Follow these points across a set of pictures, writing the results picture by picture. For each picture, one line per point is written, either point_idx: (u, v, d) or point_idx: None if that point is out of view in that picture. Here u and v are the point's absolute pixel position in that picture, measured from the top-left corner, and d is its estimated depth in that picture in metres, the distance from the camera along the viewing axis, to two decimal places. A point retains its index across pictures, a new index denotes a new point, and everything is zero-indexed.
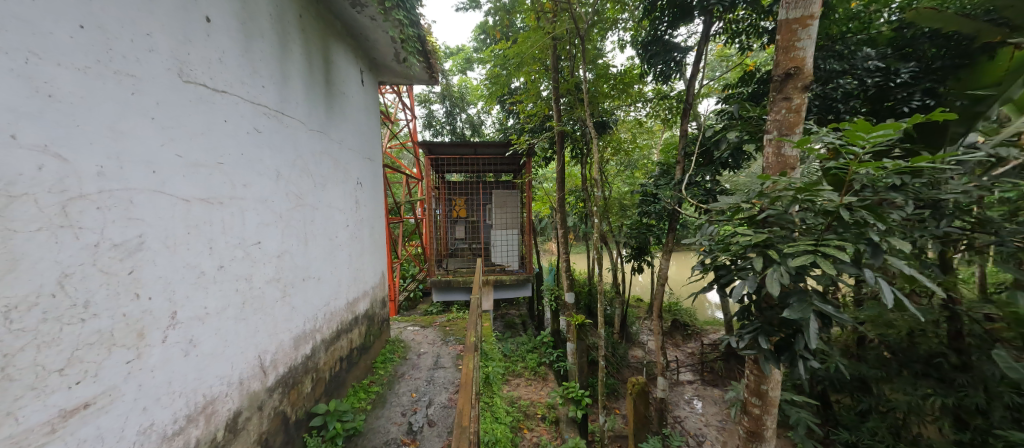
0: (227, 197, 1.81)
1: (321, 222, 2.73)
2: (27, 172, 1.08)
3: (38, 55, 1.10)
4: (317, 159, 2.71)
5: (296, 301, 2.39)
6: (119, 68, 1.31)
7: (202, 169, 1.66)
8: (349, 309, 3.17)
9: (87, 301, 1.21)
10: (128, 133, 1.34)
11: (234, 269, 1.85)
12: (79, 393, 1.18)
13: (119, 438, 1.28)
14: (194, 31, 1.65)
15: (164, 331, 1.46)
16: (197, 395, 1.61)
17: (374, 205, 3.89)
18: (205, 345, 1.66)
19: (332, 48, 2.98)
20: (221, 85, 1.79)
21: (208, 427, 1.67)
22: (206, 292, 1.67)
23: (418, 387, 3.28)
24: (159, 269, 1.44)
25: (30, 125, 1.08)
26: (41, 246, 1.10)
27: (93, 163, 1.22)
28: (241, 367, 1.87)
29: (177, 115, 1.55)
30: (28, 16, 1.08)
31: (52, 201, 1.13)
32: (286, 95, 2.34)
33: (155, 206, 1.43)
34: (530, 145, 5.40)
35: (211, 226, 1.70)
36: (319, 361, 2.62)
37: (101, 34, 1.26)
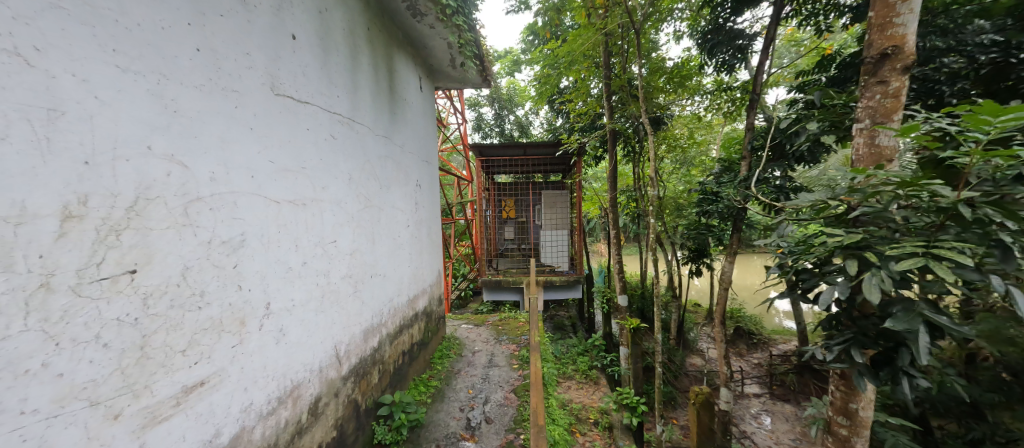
0: (309, 199, 1.96)
1: (385, 222, 2.88)
2: (160, 178, 1.23)
3: (167, 76, 1.26)
4: (383, 161, 2.87)
5: (365, 296, 2.54)
6: (225, 85, 1.48)
7: (289, 174, 1.82)
8: (410, 305, 3.32)
9: (203, 290, 1.37)
10: (231, 142, 1.50)
11: (315, 265, 2.00)
12: (196, 373, 1.33)
13: (226, 413, 1.44)
14: (283, 48, 1.82)
15: (260, 320, 1.62)
16: (285, 380, 1.76)
17: (431, 206, 4.03)
18: (291, 334, 1.81)
19: (395, 56, 3.15)
20: (304, 96, 1.95)
21: (295, 409, 1.82)
22: (293, 285, 1.83)
23: (474, 384, 3.36)
24: (256, 264, 1.60)
25: (161, 136, 1.23)
26: (169, 241, 1.25)
27: (205, 169, 1.38)
28: (320, 356, 2.02)
29: (270, 125, 1.71)
30: (159, 43, 1.24)
31: (177, 203, 1.28)
32: (357, 103, 2.50)
33: (253, 206, 1.60)
34: (580, 144, 5.31)
35: (296, 225, 1.86)
36: (384, 354, 2.76)
37: (213, 55, 1.43)
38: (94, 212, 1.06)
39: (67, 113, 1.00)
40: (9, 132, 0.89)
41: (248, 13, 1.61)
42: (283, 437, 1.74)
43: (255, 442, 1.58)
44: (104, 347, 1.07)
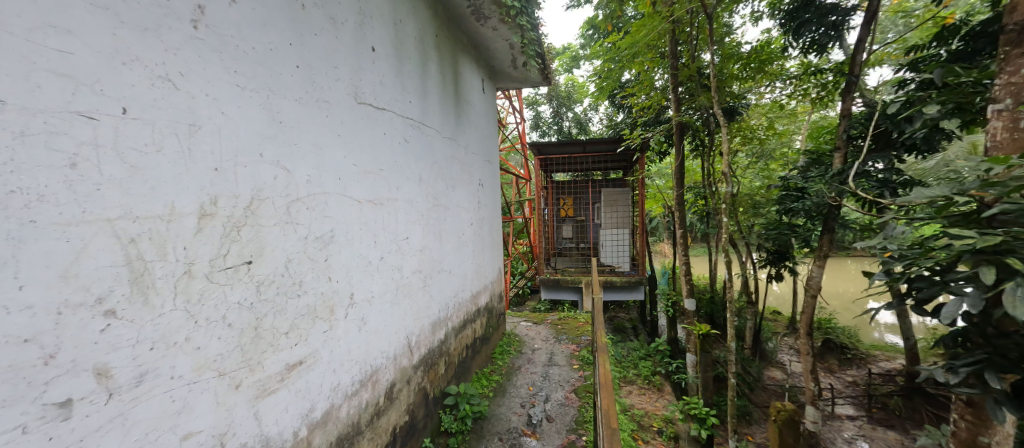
0: (386, 199, 2.12)
1: (451, 220, 3.01)
2: (269, 180, 1.41)
3: (273, 92, 1.43)
4: (449, 162, 3.00)
5: (434, 290, 2.68)
6: (318, 97, 1.65)
7: (369, 176, 1.98)
8: (473, 301, 3.44)
9: (302, 280, 1.55)
10: (323, 148, 1.67)
11: (390, 260, 2.16)
12: (296, 352, 1.51)
13: (319, 390, 1.62)
14: (364, 60, 1.98)
15: (346, 309, 1.79)
16: (366, 365, 1.93)
17: (492, 205, 4.13)
18: (371, 323, 1.98)
19: (460, 61, 3.27)
20: (382, 103, 2.11)
21: (374, 392, 1.99)
22: (372, 278, 1.99)
23: (534, 381, 3.39)
24: (343, 258, 1.77)
25: (270, 145, 1.41)
26: (276, 237, 1.43)
27: (303, 173, 1.56)
28: (395, 345, 2.18)
29: (354, 131, 1.88)
30: (268, 62, 1.41)
31: (282, 203, 1.46)
32: (427, 108, 2.64)
33: (340, 206, 1.77)
34: (644, 140, 5.08)
35: (375, 223, 2.02)
36: (450, 346, 2.90)
37: (308, 70, 1.61)
38: (222, 211, 1.23)
39: (201, 127, 1.17)
40: (163, 145, 1.06)
41: (336, 31, 1.77)
42: (365, 417, 1.91)
43: (342, 419, 1.75)
44: (228, 327, 1.25)
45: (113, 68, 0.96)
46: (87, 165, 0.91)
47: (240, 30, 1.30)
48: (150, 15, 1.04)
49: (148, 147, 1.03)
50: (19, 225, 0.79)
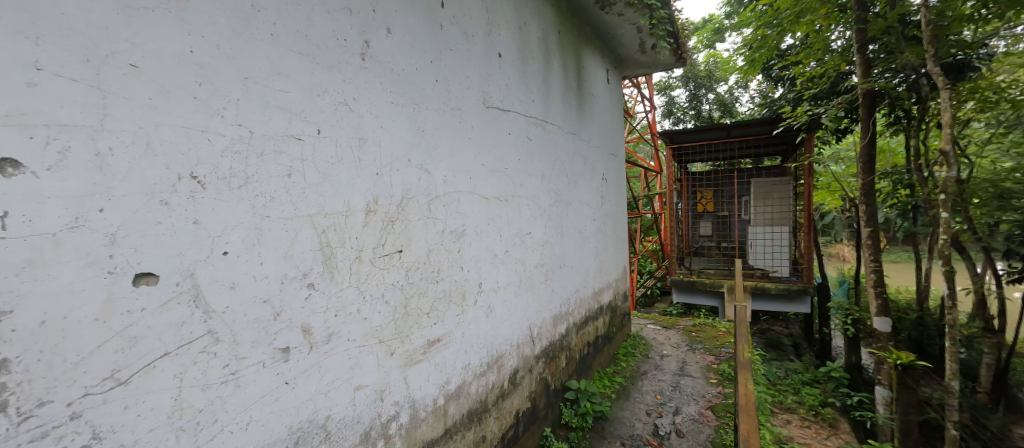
0: (510, 195, 2.25)
1: (573, 215, 3.01)
2: (416, 181, 1.64)
3: (418, 105, 1.66)
4: (571, 158, 2.99)
5: (555, 285, 2.73)
6: (452, 106, 1.85)
7: (496, 174, 2.13)
8: (595, 298, 3.38)
9: (439, 268, 1.77)
10: (457, 151, 1.87)
11: (514, 254, 2.28)
12: (436, 331, 1.74)
13: (453, 366, 1.83)
14: (492, 67, 2.13)
15: (476, 296, 1.98)
16: (492, 349, 2.09)
17: (616, 200, 3.97)
18: (497, 312, 2.13)
19: (583, 53, 3.22)
20: (507, 105, 2.24)
21: (499, 375, 2.14)
22: (498, 269, 2.14)
23: (662, 390, 3.14)
24: (472, 250, 1.96)
25: (416, 152, 1.65)
26: (421, 229, 1.67)
27: (441, 174, 1.77)
28: (519, 334, 2.31)
29: (483, 134, 2.04)
30: (414, 80, 1.64)
31: (425, 201, 1.69)
32: (549, 106, 2.69)
33: (471, 202, 1.95)
34: (812, 117, 4.11)
35: (501, 218, 2.16)
36: (571, 341, 2.92)
37: (445, 83, 1.81)
38: (381, 208, 1.49)
39: (366, 140, 1.44)
40: (342, 157, 1.35)
41: (468, 43, 1.95)
42: (491, 397, 2.08)
43: (472, 395, 1.94)
44: (385, 304, 1.51)
45: (312, 99, 1.25)
46: (298, 175, 1.21)
47: (394, 56, 1.55)
48: (335, 55, 1.32)
49: (333, 159, 1.32)
50: (261, 220, 1.11)
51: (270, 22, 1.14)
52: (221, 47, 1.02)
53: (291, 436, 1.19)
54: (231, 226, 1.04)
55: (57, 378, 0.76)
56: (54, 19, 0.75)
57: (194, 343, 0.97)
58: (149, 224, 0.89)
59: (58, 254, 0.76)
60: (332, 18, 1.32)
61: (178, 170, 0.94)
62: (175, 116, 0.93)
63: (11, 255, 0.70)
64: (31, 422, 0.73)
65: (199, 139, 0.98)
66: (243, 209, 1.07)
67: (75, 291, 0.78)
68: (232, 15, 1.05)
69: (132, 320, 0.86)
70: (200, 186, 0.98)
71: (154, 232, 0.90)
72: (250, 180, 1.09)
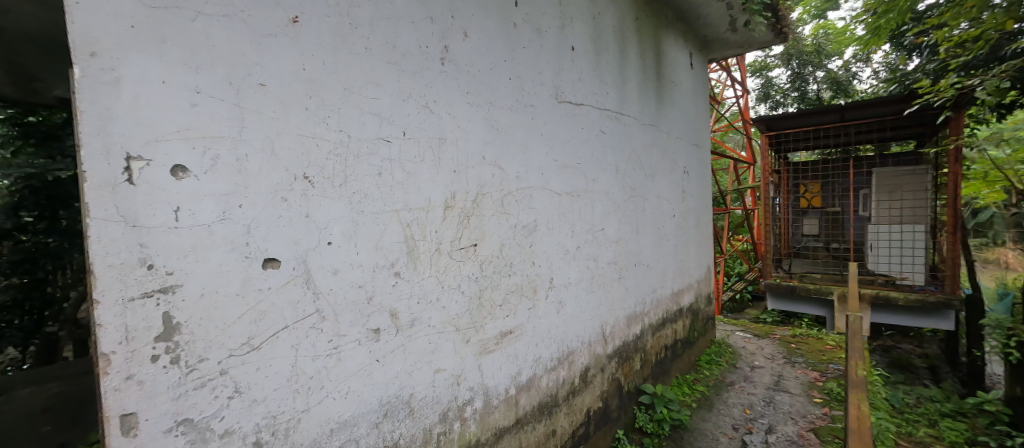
0: (583, 191, 2.21)
1: (650, 211, 2.85)
2: (489, 178, 1.70)
3: (492, 104, 1.72)
4: (648, 150, 2.83)
5: (629, 283, 2.62)
6: (525, 102, 1.87)
7: (568, 169, 2.11)
8: (674, 299, 3.17)
9: (511, 262, 1.81)
10: (530, 148, 1.89)
11: (587, 250, 2.24)
12: (508, 323, 1.79)
13: (524, 358, 1.87)
14: (565, 61, 2.10)
15: (547, 291, 1.99)
16: (563, 344, 2.09)
17: (700, 195, 3.66)
18: (568, 308, 2.12)
19: (663, 38, 3.02)
20: (580, 99, 2.20)
21: (570, 372, 2.13)
22: (569, 265, 2.12)
23: (752, 404, 2.84)
24: (544, 245, 1.97)
25: (490, 149, 1.71)
26: (494, 224, 1.73)
27: (514, 170, 1.81)
28: (590, 331, 2.27)
29: (555, 129, 2.03)
30: (489, 80, 1.70)
31: (498, 197, 1.74)
32: (625, 96, 2.58)
33: (542, 198, 1.96)
34: (963, 91, 3.33)
35: (573, 214, 2.14)
36: (646, 343, 2.78)
37: (519, 81, 1.84)
38: (458, 204, 1.58)
39: (445, 140, 1.53)
40: (424, 156, 1.45)
41: (541, 39, 1.96)
42: (562, 392, 2.08)
43: (542, 388, 1.96)
44: (461, 294, 1.60)
45: (399, 104, 1.37)
46: (387, 174, 1.34)
47: (471, 59, 1.62)
48: (418, 62, 1.43)
49: (416, 159, 1.43)
50: (357, 214, 1.25)
51: (364, 37, 1.27)
52: (326, 63, 1.17)
53: (381, 408, 1.33)
54: (334, 220, 1.19)
55: (210, 340, 0.95)
56: (209, 52, 0.93)
57: (305, 319, 1.14)
58: (274, 217, 1.06)
59: (212, 240, 0.95)
60: (416, 27, 1.42)
61: (294, 171, 1.10)
62: (292, 125, 1.10)
63: (182, 241, 0.90)
64: (195, 373, 0.93)
65: (309, 144, 1.14)
66: (343, 205, 1.22)
67: (223, 270, 0.97)
68: (335, 34, 1.19)
69: (260, 297, 1.04)
70: (310, 185, 1.14)
71: (276, 224, 1.07)
72: (348, 180, 1.23)
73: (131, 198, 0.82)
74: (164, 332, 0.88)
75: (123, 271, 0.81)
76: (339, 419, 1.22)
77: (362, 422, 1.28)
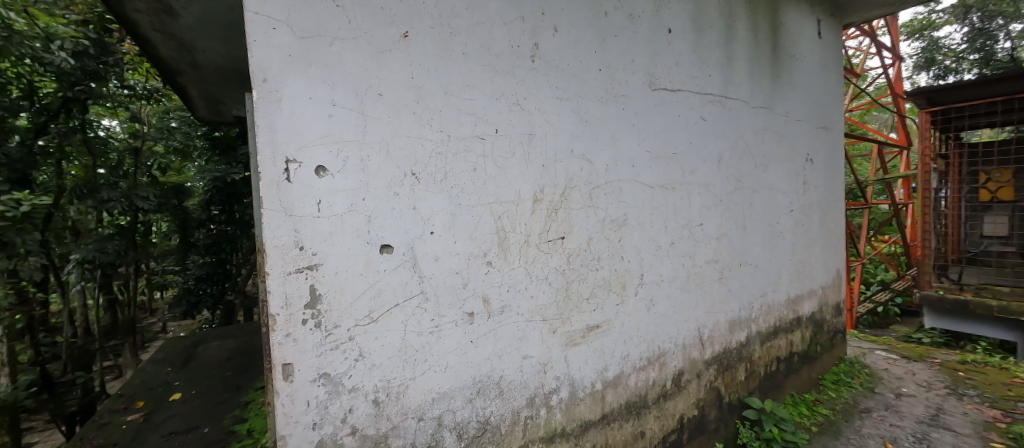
0: (679, 183, 2.06)
1: (761, 205, 2.53)
2: (578, 172, 1.70)
3: (581, 96, 1.70)
4: (760, 136, 2.51)
5: (733, 285, 2.37)
6: (616, 93, 1.82)
7: (662, 160, 1.99)
8: (790, 307, 2.77)
9: (599, 257, 1.79)
10: (620, 139, 1.84)
11: (682, 247, 2.09)
12: (595, 317, 1.78)
13: (612, 354, 1.84)
14: (660, 45, 1.98)
15: (636, 288, 1.92)
16: (654, 344, 1.99)
17: (828, 186, 3.11)
18: (660, 307, 2.01)
19: (781, 7, 2.63)
20: (677, 84, 2.05)
21: (661, 374, 2.03)
22: (662, 262, 2.01)
23: (896, 438, 2.34)
24: (634, 240, 1.90)
25: (580, 142, 1.70)
26: (582, 218, 1.72)
27: (603, 162, 1.78)
28: (685, 333, 2.12)
29: (648, 117, 1.93)
30: (578, 73, 1.69)
31: (587, 190, 1.73)
32: (731, 77, 2.32)
33: (635, 191, 1.89)
34: None
35: (667, 208, 2.01)
36: (753, 353, 2.50)
37: (610, 71, 1.79)
38: (547, 197, 1.62)
39: (535, 135, 1.57)
40: (515, 152, 1.52)
41: (634, 26, 1.87)
42: (652, 394, 1.99)
43: (631, 387, 1.91)
44: (549, 285, 1.64)
45: (492, 104, 1.46)
46: (481, 170, 1.44)
47: (560, 53, 1.63)
48: (510, 61, 1.49)
49: (508, 154, 1.50)
50: (455, 207, 1.38)
51: (462, 43, 1.38)
52: (431, 71, 1.31)
53: (474, 386, 1.45)
54: (436, 212, 1.33)
55: (342, 310, 1.15)
56: (341, 70, 1.12)
57: (412, 299, 1.30)
58: (388, 209, 1.23)
59: (344, 228, 1.14)
60: (509, 28, 1.49)
61: (404, 169, 1.26)
62: (403, 128, 1.25)
63: (322, 227, 1.10)
64: (331, 337, 1.13)
65: (416, 145, 1.28)
66: (442, 198, 1.34)
67: (351, 253, 1.16)
68: (437, 44, 1.32)
69: (378, 277, 1.22)
70: (417, 181, 1.28)
71: (390, 214, 1.23)
72: (448, 175, 1.36)
73: (289, 193, 1.03)
74: (310, 301, 1.09)
75: (284, 251, 1.03)
76: (439, 391, 1.37)
77: (459, 396, 1.41)
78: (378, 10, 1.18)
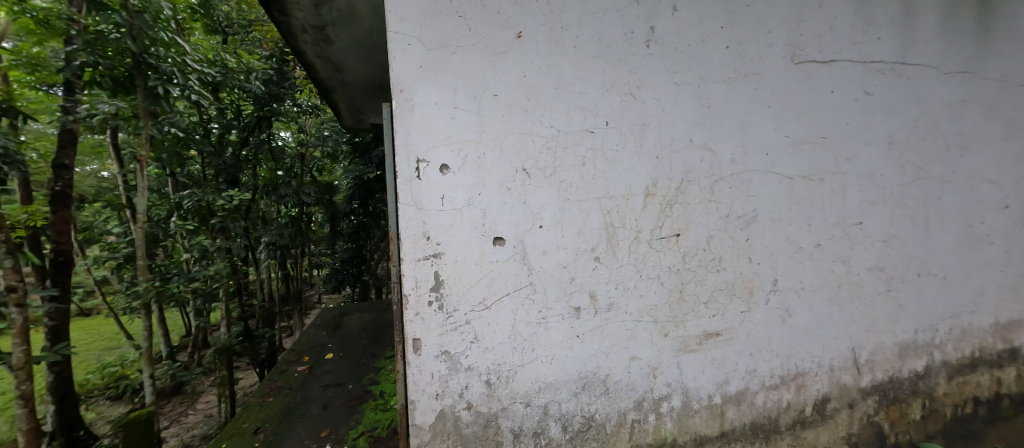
0: (829, 173, 1.72)
1: (955, 199, 1.95)
2: (696, 163, 1.55)
3: (704, 80, 1.54)
4: (956, 109, 1.93)
5: (907, 300, 1.88)
6: (748, 71, 1.59)
7: (806, 146, 1.68)
8: (999, 333, 2.09)
9: (721, 257, 1.61)
10: (751, 124, 1.61)
11: (832, 249, 1.74)
12: (714, 324, 1.61)
13: (734, 367, 1.64)
14: (808, 8, 1.66)
15: (768, 294, 1.67)
16: (790, 361, 1.72)
17: None
18: (799, 319, 1.72)
19: None
20: (830, 54, 1.70)
21: (799, 397, 1.75)
22: (803, 267, 1.71)
23: None
24: (766, 239, 1.65)
25: (700, 130, 1.55)
26: (700, 213, 1.57)
27: (728, 151, 1.58)
28: (833, 353, 1.77)
29: (788, 97, 1.65)
30: (700, 54, 1.53)
31: (707, 183, 1.57)
32: (911, 37, 1.83)
33: (768, 184, 1.64)
34: None
35: (811, 203, 1.70)
36: (935, 387, 1.97)
37: (740, 47, 1.58)
38: (660, 192, 1.51)
39: (648, 125, 1.48)
40: (626, 143, 1.45)
41: None
42: (784, 419, 1.73)
43: (757, 407, 1.69)
44: (660, 285, 1.54)
45: (602, 95, 1.41)
46: (590, 163, 1.41)
47: (680, 34, 1.50)
48: (623, 49, 1.43)
49: (618, 146, 1.44)
50: (563, 202, 1.38)
51: (574, 36, 1.36)
52: (542, 68, 1.33)
53: (580, 381, 1.45)
54: (545, 206, 1.36)
55: (460, 295, 1.28)
56: (462, 77, 1.24)
57: (521, 289, 1.35)
58: (500, 203, 1.30)
59: (462, 221, 1.26)
60: (622, 15, 1.42)
61: (516, 165, 1.31)
62: (515, 126, 1.31)
63: (445, 220, 1.25)
64: (451, 318, 1.28)
65: (528, 141, 1.33)
66: (551, 193, 1.36)
67: (468, 244, 1.28)
68: (549, 40, 1.33)
69: (492, 267, 1.31)
70: (528, 176, 1.33)
71: (503, 208, 1.31)
72: (557, 170, 1.37)
73: (419, 189, 1.22)
74: (435, 285, 1.26)
75: (415, 240, 1.23)
76: (545, 380, 1.41)
77: (564, 389, 1.43)
78: (495, 15, 1.27)
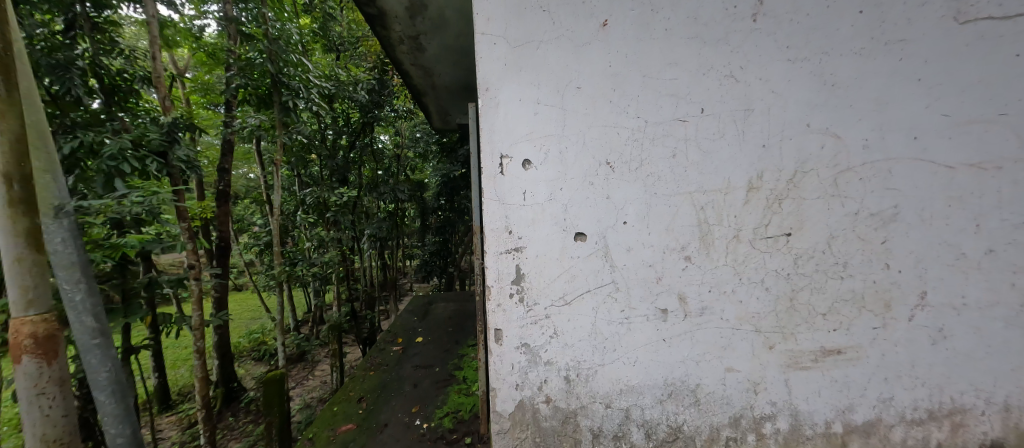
0: (1013, 160, 1.34)
1: None
2: (815, 151, 1.33)
3: (827, 53, 1.31)
4: None
5: None
6: (890, 38, 1.31)
7: (976, 126, 1.33)
8: None
9: (846, 261, 1.36)
10: (892, 103, 1.33)
11: (1014, 257, 1.36)
12: (835, 339, 1.37)
13: (862, 393, 1.39)
14: None
15: (912, 309, 1.37)
16: (943, 393, 1.39)
17: None
18: (959, 343, 1.38)
19: None
20: (1017, 6, 1.32)
21: (955, 439, 1.41)
22: (967, 278, 1.36)
23: None
24: (911, 242, 1.35)
25: (820, 113, 1.32)
26: (819, 210, 1.35)
27: (859, 136, 1.33)
28: (1012, 390, 1.39)
29: (949, 65, 1.32)
30: (822, 23, 1.31)
31: (829, 175, 1.34)
32: None
33: (916, 174, 1.34)
34: None
35: (982, 197, 1.34)
36: None
37: (877, 10, 1.31)
38: (766, 185, 1.33)
39: (753, 110, 1.31)
40: (725, 131, 1.31)
41: None
42: None
43: (894, 443, 1.40)
44: (765, 291, 1.36)
45: (697, 80, 1.29)
46: (681, 155, 1.31)
47: (796, 3, 1.30)
48: (723, 27, 1.29)
49: (715, 135, 1.31)
50: (650, 196, 1.30)
51: (666, 19, 1.27)
52: (629, 55, 1.27)
53: (665, 387, 1.36)
54: (630, 202, 1.30)
55: (541, 289, 1.29)
56: (545, 72, 1.25)
57: (603, 287, 1.31)
58: (582, 198, 1.28)
59: (543, 216, 1.27)
60: None
61: (599, 158, 1.28)
62: (599, 118, 1.27)
63: (526, 214, 1.27)
64: (531, 312, 1.30)
65: (612, 133, 1.28)
66: (637, 188, 1.29)
67: (549, 239, 1.28)
68: (638, 25, 1.26)
69: (572, 263, 1.29)
70: (612, 170, 1.28)
71: (585, 203, 1.28)
72: (644, 163, 1.30)
73: (502, 184, 1.26)
74: (516, 278, 1.29)
75: (498, 234, 1.27)
76: (627, 383, 1.35)
77: (647, 394, 1.36)
78: (580, 6, 1.24)
